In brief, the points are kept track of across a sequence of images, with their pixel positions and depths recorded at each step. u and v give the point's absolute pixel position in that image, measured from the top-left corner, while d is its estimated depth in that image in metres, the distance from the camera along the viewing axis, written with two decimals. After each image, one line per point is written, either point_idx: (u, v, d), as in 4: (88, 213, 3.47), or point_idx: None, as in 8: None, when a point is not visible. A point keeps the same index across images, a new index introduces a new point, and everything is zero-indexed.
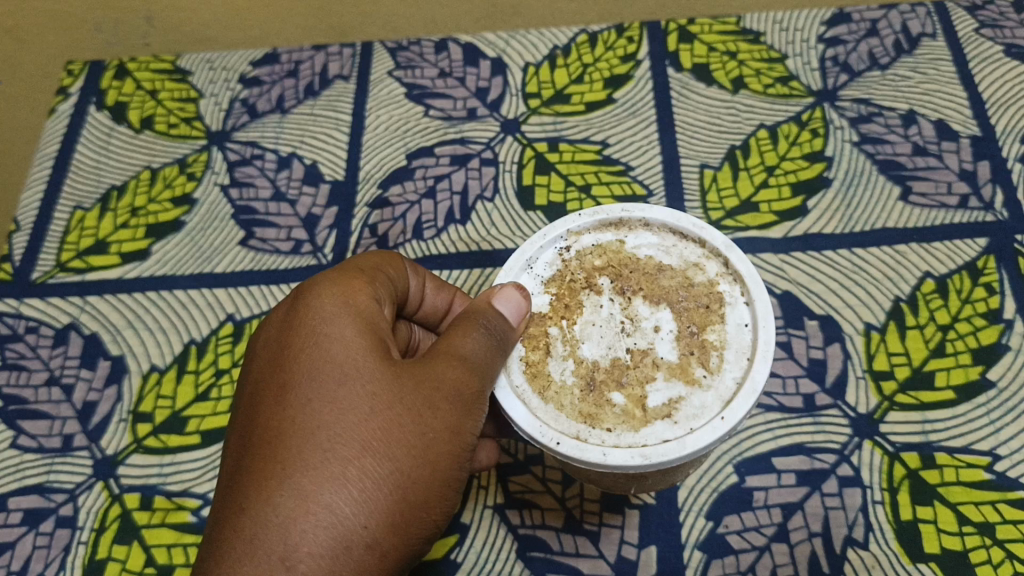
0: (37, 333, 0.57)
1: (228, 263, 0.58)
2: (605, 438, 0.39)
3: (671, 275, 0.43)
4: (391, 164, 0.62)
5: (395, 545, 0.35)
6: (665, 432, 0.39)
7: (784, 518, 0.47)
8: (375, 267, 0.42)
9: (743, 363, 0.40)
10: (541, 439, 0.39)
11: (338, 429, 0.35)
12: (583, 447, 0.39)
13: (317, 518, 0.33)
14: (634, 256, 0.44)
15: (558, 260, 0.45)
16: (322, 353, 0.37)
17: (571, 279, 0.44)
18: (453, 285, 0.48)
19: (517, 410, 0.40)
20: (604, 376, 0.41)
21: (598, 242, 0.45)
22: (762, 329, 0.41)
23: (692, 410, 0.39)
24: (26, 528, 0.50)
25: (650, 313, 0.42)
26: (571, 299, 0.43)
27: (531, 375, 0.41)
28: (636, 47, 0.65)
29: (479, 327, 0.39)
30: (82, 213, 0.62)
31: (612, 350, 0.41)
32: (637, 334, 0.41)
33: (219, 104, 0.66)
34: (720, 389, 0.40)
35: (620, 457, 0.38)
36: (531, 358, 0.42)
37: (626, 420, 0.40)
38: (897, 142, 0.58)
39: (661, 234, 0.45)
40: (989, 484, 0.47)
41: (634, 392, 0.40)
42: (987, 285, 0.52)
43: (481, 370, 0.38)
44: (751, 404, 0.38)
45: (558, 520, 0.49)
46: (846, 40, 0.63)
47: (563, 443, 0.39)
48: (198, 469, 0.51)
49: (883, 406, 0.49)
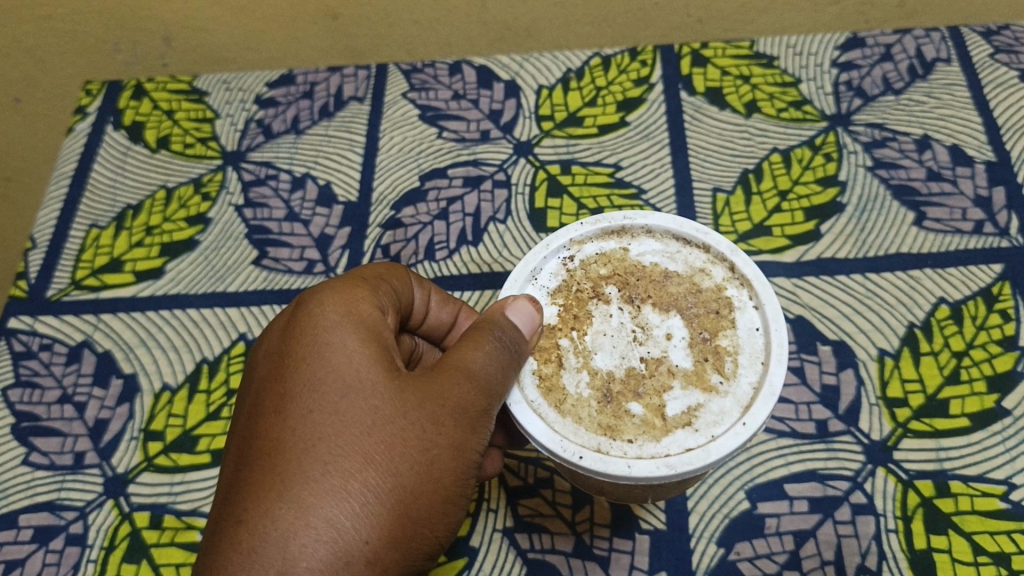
0: (51, 350, 0.57)
1: (241, 283, 0.59)
2: (627, 450, 0.39)
3: (679, 280, 0.43)
4: (405, 185, 0.62)
5: (395, 561, 0.35)
6: (686, 440, 0.39)
7: (796, 545, 0.47)
8: (378, 276, 0.42)
9: (758, 367, 0.40)
10: (562, 454, 0.38)
11: (339, 442, 0.35)
12: (606, 460, 0.38)
13: (317, 532, 0.33)
14: (639, 263, 0.44)
15: (562, 270, 0.45)
16: (325, 364, 0.36)
17: (578, 290, 0.44)
18: (458, 300, 0.48)
19: (535, 425, 0.39)
20: (620, 387, 0.40)
21: (602, 250, 0.45)
22: (774, 331, 0.40)
23: (712, 416, 0.39)
24: (37, 545, 0.50)
25: (661, 321, 0.42)
26: (580, 310, 0.43)
27: (546, 389, 0.41)
28: (649, 70, 0.65)
29: (491, 340, 0.39)
30: (98, 231, 0.63)
31: (626, 359, 0.41)
32: (650, 343, 0.41)
33: (235, 125, 0.67)
34: (737, 395, 0.40)
35: (646, 468, 0.38)
36: (544, 371, 0.41)
37: (647, 430, 0.39)
38: (911, 167, 0.58)
39: (664, 240, 0.45)
40: (1004, 514, 0.46)
41: (652, 401, 0.40)
42: (1002, 312, 0.52)
43: (488, 384, 0.38)
44: (770, 406, 0.38)
45: (568, 545, 0.48)
46: (860, 64, 0.63)
47: (585, 457, 0.38)
48: (208, 489, 0.51)
49: (896, 433, 0.49)
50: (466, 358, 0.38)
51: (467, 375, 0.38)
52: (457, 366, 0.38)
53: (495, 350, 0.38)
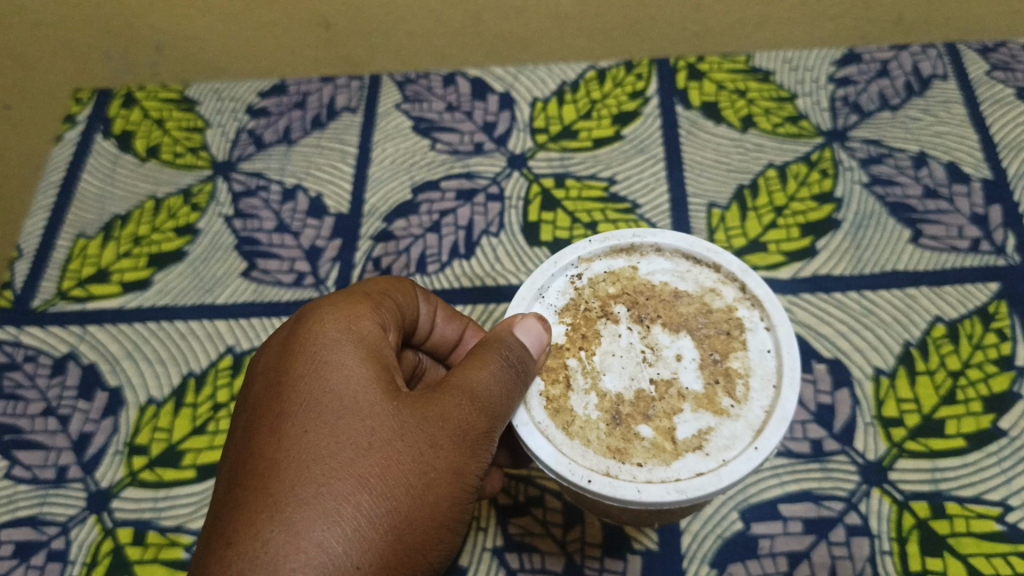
0: (36, 362, 0.56)
1: (229, 295, 0.58)
2: (636, 474, 0.38)
3: (689, 301, 0.43)
4: (397, 198, 0.61)
5: None
6: (697, 465, 0.38)
7: (790, 566, 0.46)
8: (383, 292, 0.42)
9: (770, 391, 0.40)
10: (570, 477, 0.38)
11: (334, 463, 0.34)
12: (615, 484, 0.37)
13: (308, 556, 0.32)
14: (649, 282, 0.44)
15: (570, 288, 0.44)
16: (323, 383, 0.36)
17: (586, 308, 0.43)
18: (465, 316, 0.47)
19: (543, 448, 0.38)
20: (629, 410, 0.40)
21: (611, 269, 0.45)
22: (786, 354, 0.40)
23: (723, 441, 0.39)
24: (17, 560, 0.49)
25: (671, 341, 0.41)
26: (588, 329, 0.42)
27: (554, 411, 0.40)
28: (644, 84, 0.65)
29: (497, 361, 0.38)
30: (85, 241, 0.62)
31: (635, 381, 0.40)
32: (659, 364, 0.41)
33: (225, 135, 0.66)
34: (749, 419, 0.39)
35: (655, 493, 0.37)
36: (551, 393, 0.41)
37: (656, 454, 0.39)
38: (908, 184, 0.58)
39: (673, 259, 0.45)
40: (1000, 536, 0.46)
41: (662, 424, 0.39)
42: (999, 331, 0.51)
43: (491, 406, 0.37)
44: (783, 431, 0.38)
45: (558, 565, 0.47)
46: (856, 80, 0.63)
47: (594, 481, 0.37)
48: (192, 505, 0.50)
49: (892, 452, 0.48)
50: (469, 379, 0.38)
51: (470, 396, 0.37)
52: (460, 386, 0.37)
53: (499, 370, 0.38)
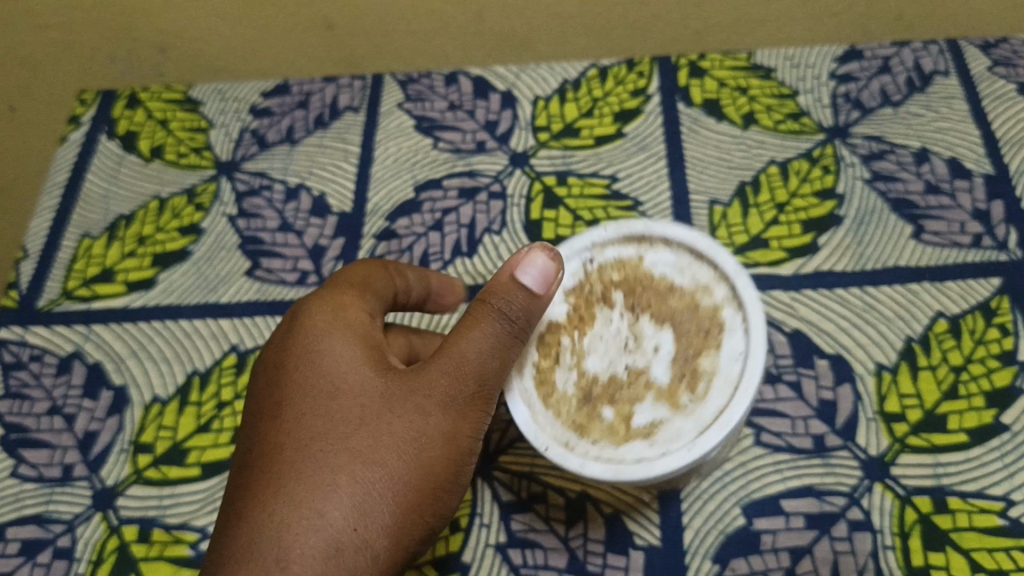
0: (41, 361, 0.57)
1: (233, 293, 0.58)
2: (589, 450, 0.43)
3: (680, 295, 0.46)
4: (399, 197, 0.62)
5: (390, 546, 0.38)
6: (641, 452, 0.42)
7: (791, 562, 0.46)
8: (369, 275, 0.45)
9: (728, 391, 0.43)
10: (533, 443, 0.43)
11: (329, 439, 0.38)
12: (566, 456, 0.42)
13: (310, 522, 0.36)
14: (649, 274, 0.46)
15: (581, 270, 0.47)
16: (317, 368, 0.40)
17: (589, 292, 0.47)
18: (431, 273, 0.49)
19: (520, 414, 0.43)
20: (599, 392, 0.44)
21: (619, 256, 0.47)
22: (751, 359, 0.42)
23: (670, 434, 0.43)
24: (24, 558, 0.50)
25: (653, 333, 0.45)
26: (586, 311, 0.46)
27: (538, 381, 0.45)
28: (646, 81, 0.65)
29: (493, 315, 0.39)
30: (90, 241, 0.62)
31: (613, 365, 0.45)
32: (637, 353, 0.45)
33: (229, 134, 0.67)
34: (701, 418, 0.42)
35: (595, 470, 0.42)
36: (540, 365, 0.45)
37: (610, 435, 0.43)
38: (909, 180, 0.58)
39: (679, 253, 0.47)
40: (1002, 531, 0.46)
41: (622, 409, 0.44)
42: (1001, 326, 0.51)
43: (483, 367, 0.39)
44: (722, 436, 0.41)
45: (561, 561, 0.48)
46: (858, 77, 0.63)
47: (552, 449, 0.43)
48: (197, 502, 0.50)
49: (894, 448, 0.48)
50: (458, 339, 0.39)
51: (457, 358, 0.39)
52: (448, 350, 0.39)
53: (495, 326, 0.39)
